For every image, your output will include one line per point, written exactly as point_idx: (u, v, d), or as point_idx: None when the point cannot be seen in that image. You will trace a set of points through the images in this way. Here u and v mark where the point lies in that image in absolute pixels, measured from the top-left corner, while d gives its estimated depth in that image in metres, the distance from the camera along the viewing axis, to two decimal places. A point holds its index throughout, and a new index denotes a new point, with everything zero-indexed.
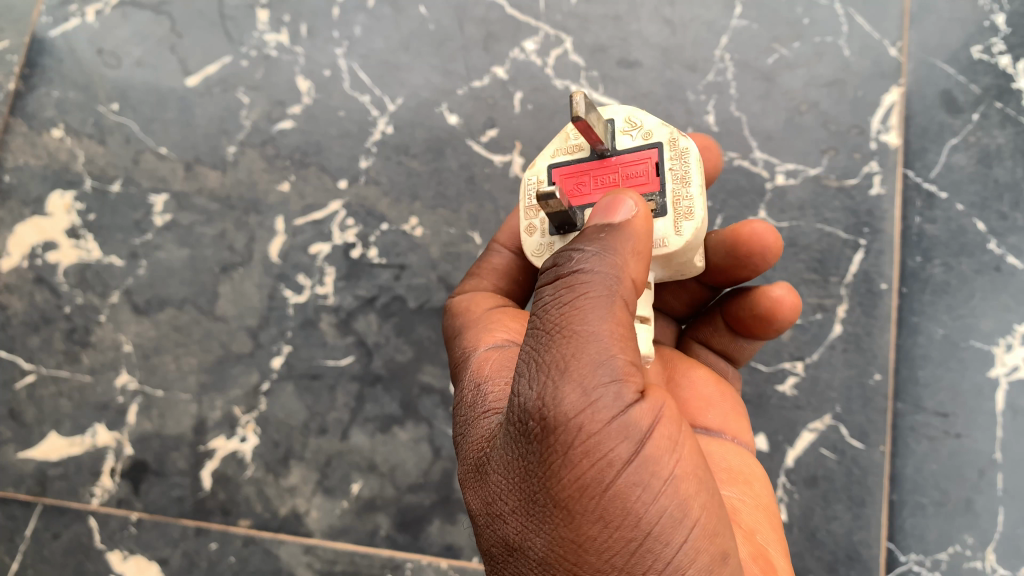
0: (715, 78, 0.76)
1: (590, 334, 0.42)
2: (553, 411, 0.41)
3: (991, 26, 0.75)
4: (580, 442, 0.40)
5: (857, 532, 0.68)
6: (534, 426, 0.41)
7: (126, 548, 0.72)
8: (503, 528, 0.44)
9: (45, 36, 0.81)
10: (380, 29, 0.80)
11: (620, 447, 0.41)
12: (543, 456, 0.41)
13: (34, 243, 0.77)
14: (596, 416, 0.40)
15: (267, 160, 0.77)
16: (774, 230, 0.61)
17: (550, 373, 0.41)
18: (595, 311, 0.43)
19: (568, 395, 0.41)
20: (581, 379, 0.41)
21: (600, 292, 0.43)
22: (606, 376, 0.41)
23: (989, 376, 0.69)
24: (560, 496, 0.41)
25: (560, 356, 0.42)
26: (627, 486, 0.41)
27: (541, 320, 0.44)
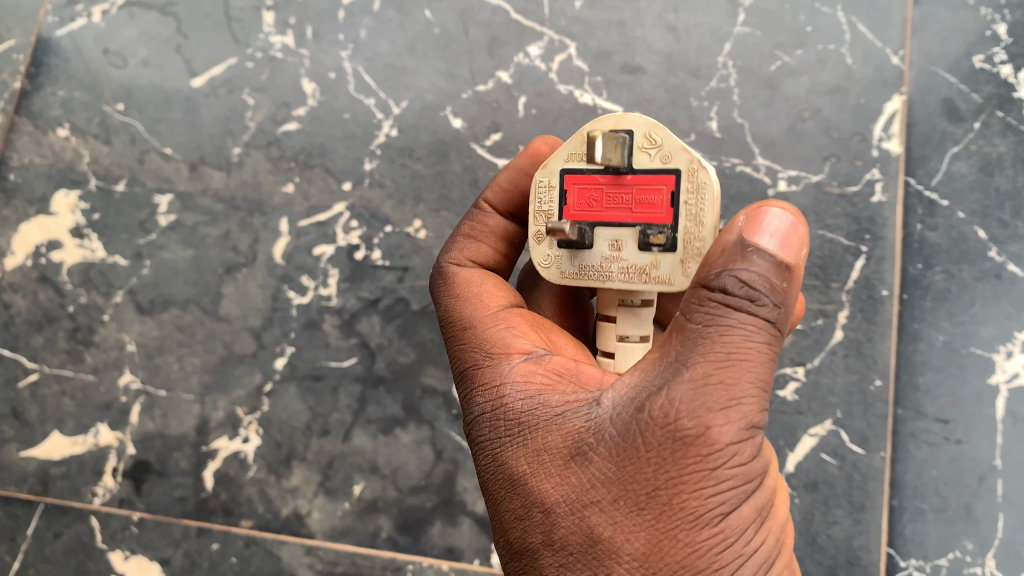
0: (718, 85, 0.77)
1: (760, 360, 0.41)
2: (715, 429, 0.40)
3: (993, 36, 0.75)
4: (728, 466, 0.41)
5: (857, 538, 0.69)
6: (686, 441, 0.40)
7: (126, 548, 0.72)
8: (595, 522, 0.43)
9: (51, 35, 0.82)
10: (385, 32, 0.80)
11: (752, 476, 0.42)
12: (683, 468, 0.41)
13: (38, 242, 0.77)
14: (749, 446, 0.41)
15: (272, 161, 0.78)
16: None
17: (720, 389, 0.40)
18: (767, 344, 0.42)
19: (734, 421, 0.40)
20: (748, 410, 0.41)
21: (778, 324, 0.42)
22: (761, 407, 0.42)
23: (989, 383, 0.70)
24: (685, 509, 0.41)
25: (730, 375, 0.40)
26: (745, 514, 0.42)
27: (707, 331, 0.41)
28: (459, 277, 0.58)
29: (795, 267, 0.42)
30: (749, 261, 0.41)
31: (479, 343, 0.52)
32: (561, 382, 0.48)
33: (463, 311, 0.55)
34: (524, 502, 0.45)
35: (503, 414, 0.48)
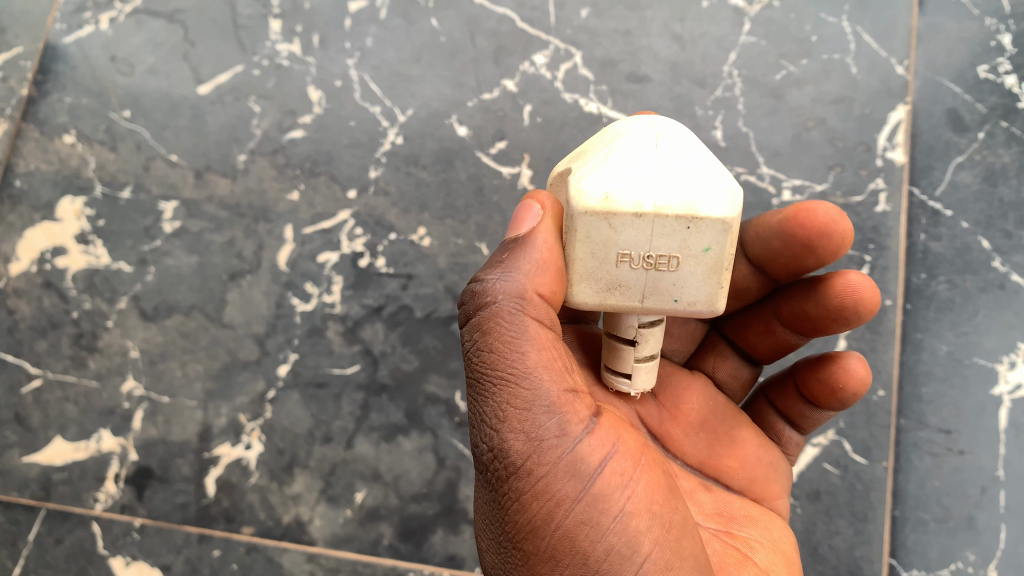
0: (723, 94, 0.77)
1: (519, 375, 0.46)
2: (499, 460, 0.46)
3: (998, 46, 0.76)
4: (529, 484, 0.45)
5: (860, 548, 0.68)
6: (488, 474, 0.47)
7: (128, 555, 0.72)
8: (485, 558, 0.50)
9: (59, 42, 0.82)
10: (392, 41, 0.80)
11: (565, 487, 0.45)
12: (499, 501, 0.47)
13: (44, 248, 0.78)
14: (545, 458, 0.45)
15: (277, 169, 0.78)
16: (874, 285, 0.54)
17: (491, 422, 0.46)
18: (523, 354, 0.47)
19: (510, 441, 0.46)
20: (520, 427, 0.46)
21: (525, 324, 0.47)
22: (544, 417, 0.45)
23: (993, 393, 0.69)
24: (517, 537, 0.46)
25: (496, 403, 0.46)
26: (576, 524, 0.45)
27: (471, 368, 0.48)
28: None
29: (523, 256, 0.47)
30: (486, 276, 0.49)
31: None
32: None
33: None
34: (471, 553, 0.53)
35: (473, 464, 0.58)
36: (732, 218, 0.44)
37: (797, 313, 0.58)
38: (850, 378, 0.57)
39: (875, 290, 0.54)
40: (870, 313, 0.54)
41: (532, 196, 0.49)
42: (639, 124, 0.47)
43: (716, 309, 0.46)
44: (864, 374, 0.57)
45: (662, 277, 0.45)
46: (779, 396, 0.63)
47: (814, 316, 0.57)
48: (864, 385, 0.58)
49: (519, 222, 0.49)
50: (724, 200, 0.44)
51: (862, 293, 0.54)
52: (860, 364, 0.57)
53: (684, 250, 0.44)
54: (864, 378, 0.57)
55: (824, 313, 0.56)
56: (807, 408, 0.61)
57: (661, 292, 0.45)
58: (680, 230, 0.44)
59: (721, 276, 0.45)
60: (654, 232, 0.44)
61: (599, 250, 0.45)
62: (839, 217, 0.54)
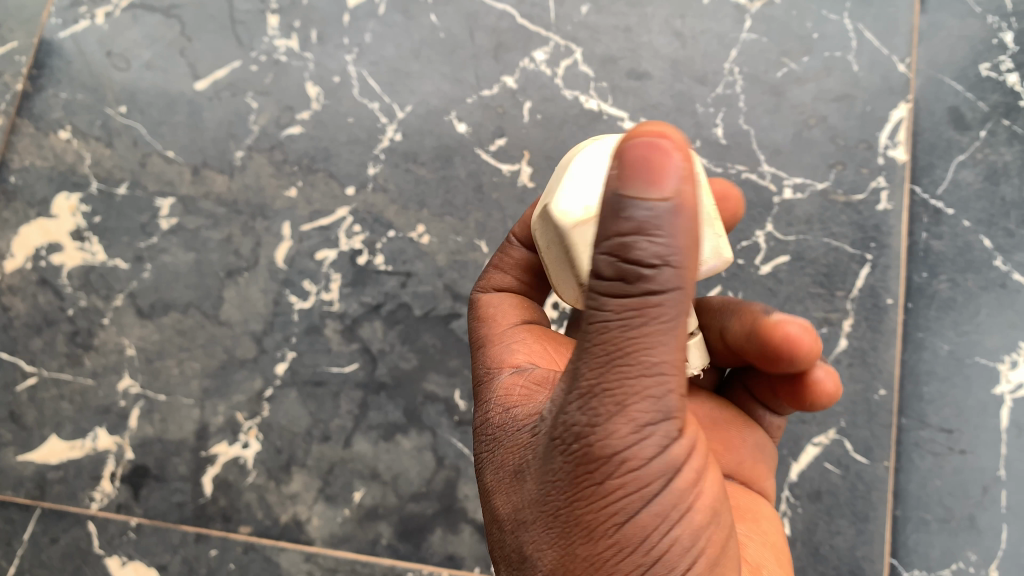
0: (724, 91, 0.77)
1: (654, 359, 0.37)
2: (598, 443, 0.37)
3: (1000, 44, 0.76)
4: (621, 474, 0.38)
5: (861, 548, 0.67)
6: (574, 449, 0.38)
7: (124, 554, 0.71)
8: (523, 534, 0.42)
9: (54, 37, 0.82)
10: (391, 37, 0.80)
11: (655, 483, 0.38)
12: (577, 481, 0.39)
13: (39, 244, 0.77)
14: (645, 455, 0.37)
15: (275, 165, 0.77)
16: (811, 329, 0.52)
17: (603, 403, 0.37)
18: (663, 342, 0.37)
19: (619, 428, 0.37)
20: (637, 412, 0.37)
21: (672, 308, 0.37)
22: (661, 412, 0.37)
23: (994, 393, 0.69)
24: (584, 519, 0.39)
25: (615, 383, 0.37)
26: (653, 519, 0.39)
27: (593, 334, 0.38)
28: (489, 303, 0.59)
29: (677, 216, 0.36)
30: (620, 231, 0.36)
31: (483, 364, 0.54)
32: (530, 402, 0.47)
33: (474, 339, 0.58)
34: (487, 520, 0.45)
35: (476, 441, 0.49)
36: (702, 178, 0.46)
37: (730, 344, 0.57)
38: (819, 390, 0.55)
39: (812, 338, 0.52)
40: (810, 359, 0.52)
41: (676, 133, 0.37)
42: (593, 145, 0.49)
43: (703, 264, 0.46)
44: (831, 383, 0.54)
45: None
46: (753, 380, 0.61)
47: (755, 355, 0.55)
48: (834, 397, 0.55)
49: (662, 176, 0.35)
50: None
51: (800, 342, 0.52)
52: (830, 375, 0.54)
53: None
54: (835, 382, 0.54)
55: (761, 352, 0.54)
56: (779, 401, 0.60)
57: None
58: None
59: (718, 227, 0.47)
60: None
61: None
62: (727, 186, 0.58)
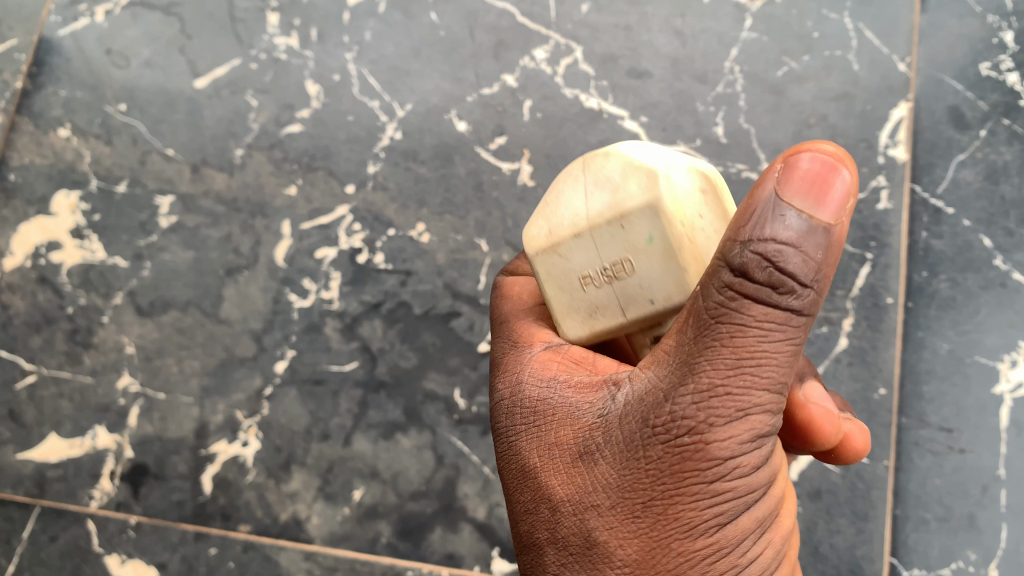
0: (725, 90, 0.76)
1: (775, 374, 0.37)
2: (717, 446, 0.37)
3: (1000, 43, 0.76)
4: (730, 476, 0.38)
5: (860, 547, 0.67)
6: (686, 449, 0.38)
7: (124, 553, 0.71)
8: (594, 518, 0.42)
9: (54, 34, 0.81)
10: (390, 35, 0.80)
11: (756, 487, 0.40)
12: (681, 479, 0.39)
13: (38, 243, 0.77)
14: (756, 460, 0.39)
15: (274, 163, 0.77)
16: (832, 419, 0.50)
17: (730, 407, 0.37)
18: (788, 361, 0.38)
19: (738, 434, 0.37)
20: (758, 421, 0.38)
21: (804, 328, 0.38)
22: (774, 421, 0.39)
23: (994, 392, 0.69)
24: (682, 518, 0.39)
25: (745, 390, 0.37)
26: (747, 521, 0.41)
27: (723, 334, 0.37)
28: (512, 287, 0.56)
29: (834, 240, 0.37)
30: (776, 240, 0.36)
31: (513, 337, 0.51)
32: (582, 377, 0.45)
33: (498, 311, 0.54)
34: (532, 495, 0.44)
35: (520, 413, 0.47)
36: (660, 198, 0.40)
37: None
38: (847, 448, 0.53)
39: (831, 427, 0.50)
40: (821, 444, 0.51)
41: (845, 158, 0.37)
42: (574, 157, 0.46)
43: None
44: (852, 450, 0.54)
45: (627, 284, 0.43)
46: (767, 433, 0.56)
47: None
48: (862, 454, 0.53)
49: (828, 196, 0.36)
50: (644, 185, 0.41)
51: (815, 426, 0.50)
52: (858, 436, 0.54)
53: (629, 250, 0.42)
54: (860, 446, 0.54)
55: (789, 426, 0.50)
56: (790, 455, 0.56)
57: (633, 299, 0.43)
58: (619, 232, 0.42)
59: (681, 259, 0.41)
60: (598, 246, 0.43)
61: (564, 282, 0.45)
62: None
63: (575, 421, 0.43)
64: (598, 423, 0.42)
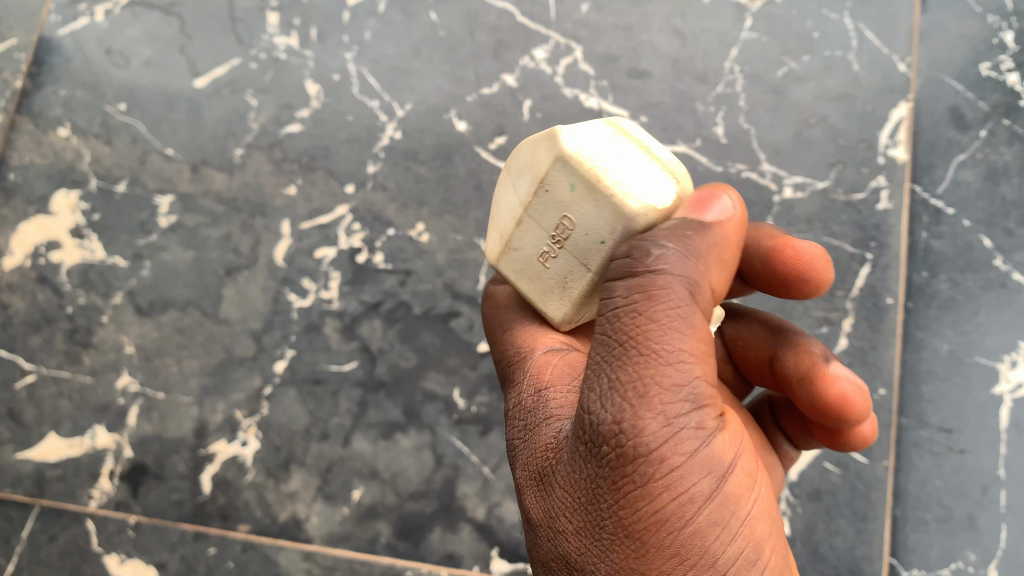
0: (725, 90, 0.76)
1: (669, 353, 0.40)
2: (631, 440, 0.39)
3: (1000, 44, 0.76)
4: (660, 470, 0.40)
5: (860, 548, 0.67)
6: (608, 451, 0.40)
7: (123, 552, 0.71)
8: (564, 542, 0.44)
9: (54, 34, 0.81)
10: (390, 35, 0.80)
11: (702, 481, 0.40)
12: (618, 484, 0.40)
13: (37, 242, 0.77)
14: (682, 448, 0.40)
15: (274, 163, 0.77)
16: (864, 390, 0.51)
17: (629, 397, 0.40)
18: (675, 330, 0.41)
19: (650, 424, 0.39)
20: (661, 405, 0.40)
21: (681, 303, 0.41)
22: (689, 404, 0.40)
23: (994, 393, 0.69)
24: (634, 527, 0.41)
25: (639, 377, 0.40)
26: (709, 524, 0.41)
27: (615, 331, 0.41)
28: (500, 291, 0.58)
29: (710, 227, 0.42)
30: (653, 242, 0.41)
31: (510, 347, 0.54)
32: (557, 388, 0.49)
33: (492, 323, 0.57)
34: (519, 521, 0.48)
35: (509, 425, 0.51)
36: (562, 149, 0.42)
37: (790, 380, 0.53)
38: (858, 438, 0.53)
39: (865, 399, 0.50)
40: (858, 419, 0.51)
41: (720, 185, 0.44)
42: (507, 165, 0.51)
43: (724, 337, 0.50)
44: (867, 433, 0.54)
45: (577, 241, 0.44)
46: (788, 415, 0.60)
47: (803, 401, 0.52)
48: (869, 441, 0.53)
49: (707, 208, 0.43)
50: (548, 148, 0.44)
51: (852, 400, 0.50)
52: (871, 427, 0.53)
53: (563, 210, 0.44)
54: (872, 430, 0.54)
55: (813, 406, 0.51)
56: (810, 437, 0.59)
57: (589, 251, 0.44)
58: (546, 200, 0.44)
59: (607, 192, 0.42)
60: (539, 223, 0.45)
61: (529, 270, 0.48)
62: (822, 257, 0.52)
63: (539, 439, 0.47)
64: (555, 444, 0.46)
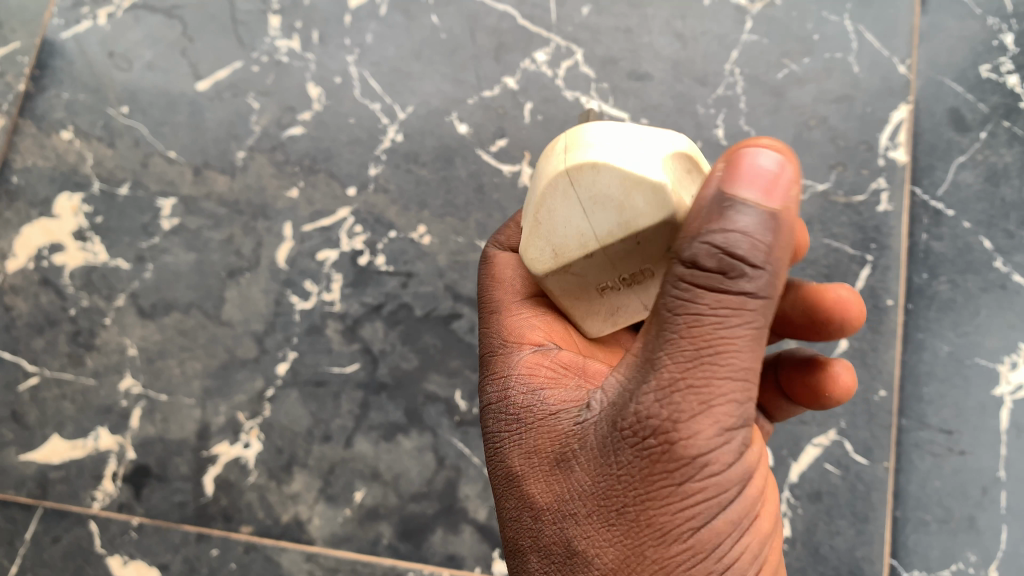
0: (725, 92, 0.77)
1: (735, 362, 0.39)
2: (683, 442, 0.39)
3: (1000, 45, 0.76)
4: (701, 474, 0.40)
5: (860, 548, 0.68)
6: (653, 446, 0.40)
7: (126, 554, 0.71)
8: (572, 525, 0.44)
9: (56, 37, 0.82)
10: (391, 38, 0.80)
11: (733, 489, 0.41)
12: (650, 477, 0.40)
13: (41, 245, 0.77)
14: (725, 458, 0.39)
15: (276, 166, 0.78)
16: (860, 298, 0.50)
17: (690, 400, 0.39)
18: (748, 346, 0.39)
19: (703, 428, 0.39)
20: (721, 414, 0.39)
21: (758, 318, 0.39)
22: (742, 417, 0.40)
23: (994, 394, 0.69)
24: (656, 522, 0.41)
25: (704, 382, 0.39)
26: (727, 525, 0.41)
27: (686, 330, 0.39)
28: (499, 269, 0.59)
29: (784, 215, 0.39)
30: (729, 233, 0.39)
31: (496, 339, 0.55)
32: (560, 384, 0.49)
33: (484, 302, 0.58)
34: (518, 501, 0.47)
35: (511, 408, 0.50)
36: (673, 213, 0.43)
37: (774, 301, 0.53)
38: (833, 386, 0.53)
39: (861, 305, 0.50)
40: (854, 330, 0.51)
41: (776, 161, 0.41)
42: (552, 160, 0.46)
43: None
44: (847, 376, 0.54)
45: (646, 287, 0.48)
46: (758, 387, 0.58)
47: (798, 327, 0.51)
48: (851, 393, 0.53)
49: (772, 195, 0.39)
50: (653, 204, 0.43)
51: (847, 305, 0.50)
52: (847, 370, 0.53)
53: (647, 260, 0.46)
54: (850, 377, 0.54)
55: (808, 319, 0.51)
56: (784, 402, 0.57)
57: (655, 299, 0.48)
58: (632, 246, 0.45)
59: None
60: (611, 260, 0.46)
61: (580, 293, 0.49)
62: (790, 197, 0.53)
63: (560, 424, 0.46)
64: (581, 431, 0.44)
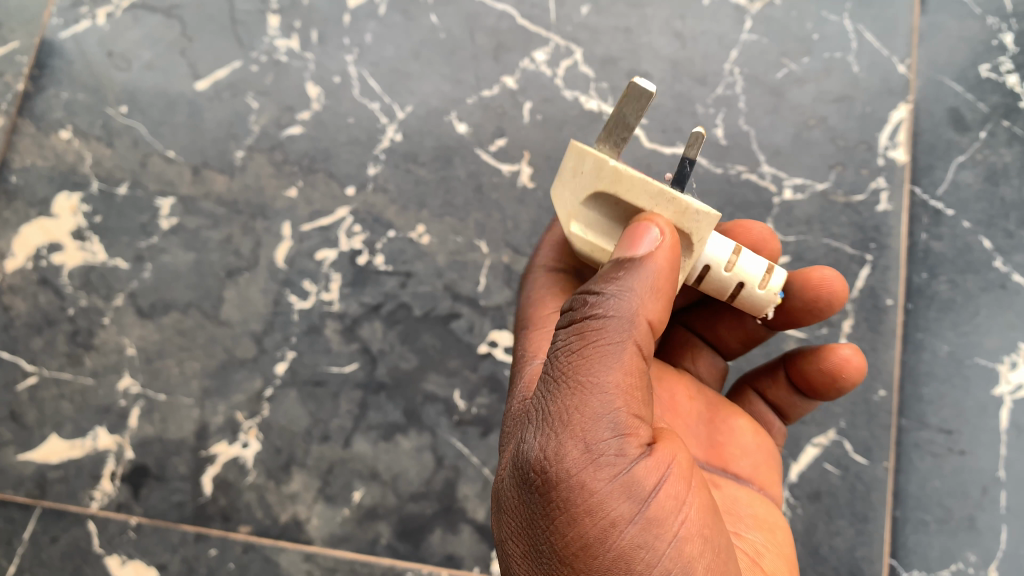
0: (724, 92, 0.77)
1: (594, 386, 0.44)
2: (554, 467, 0.43)
3: (999, 45, 0.76)
4: (582, 496, 0.42)
5: (860, 549, 0.67)
6: (534, 478, 0.43)
7: (124, 553, 0.71)
8: (512, 566, 0.46)
9: (55, 36, 0.82)
10: (390, 37, 0.80)
11: (622, 505, 0.42)
12: (546, 509, 0.43)
13: (39, 244, 0.77)
14: (600, 474, 0.42)
15: (275, 165, 0.77)
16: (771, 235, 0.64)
17: (556, 427, 0.43)
18: (603, 365, 0.44)
19: (569, 452, 0.43)
20: (581, 435, 0.43)
21: (611, 339, 0.45)
22: (609, 430, 0.43)
23: (994, 394, 0.69)
24: (564, 553, 0.43)
25: (565, 408, 0.44)
26: (630, 548, 0.42)
27: (551, 368, 0.46)
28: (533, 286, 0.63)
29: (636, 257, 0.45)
30: (596, 289, 0.47)
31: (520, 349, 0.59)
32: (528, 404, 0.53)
33: (521, 319, 0.62)
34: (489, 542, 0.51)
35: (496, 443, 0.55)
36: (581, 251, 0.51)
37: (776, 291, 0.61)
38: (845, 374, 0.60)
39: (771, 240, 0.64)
40: (837, 305, 0.59)
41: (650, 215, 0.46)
42: None
43: (775, 296, 0.50)
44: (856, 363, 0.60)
45: None
46: (771, 388, 0.65)
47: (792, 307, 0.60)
48: (861, 376, 0.60)
49: (636, 242, 0.45)
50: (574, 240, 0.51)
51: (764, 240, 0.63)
52: (856, 354, 0.60)
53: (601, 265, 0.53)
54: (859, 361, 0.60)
55: (803, 305, 0.59)
56: (797, 398, 0.64)
57: None
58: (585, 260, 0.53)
59: None
60: None
61: None
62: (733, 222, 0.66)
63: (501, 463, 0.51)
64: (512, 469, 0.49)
